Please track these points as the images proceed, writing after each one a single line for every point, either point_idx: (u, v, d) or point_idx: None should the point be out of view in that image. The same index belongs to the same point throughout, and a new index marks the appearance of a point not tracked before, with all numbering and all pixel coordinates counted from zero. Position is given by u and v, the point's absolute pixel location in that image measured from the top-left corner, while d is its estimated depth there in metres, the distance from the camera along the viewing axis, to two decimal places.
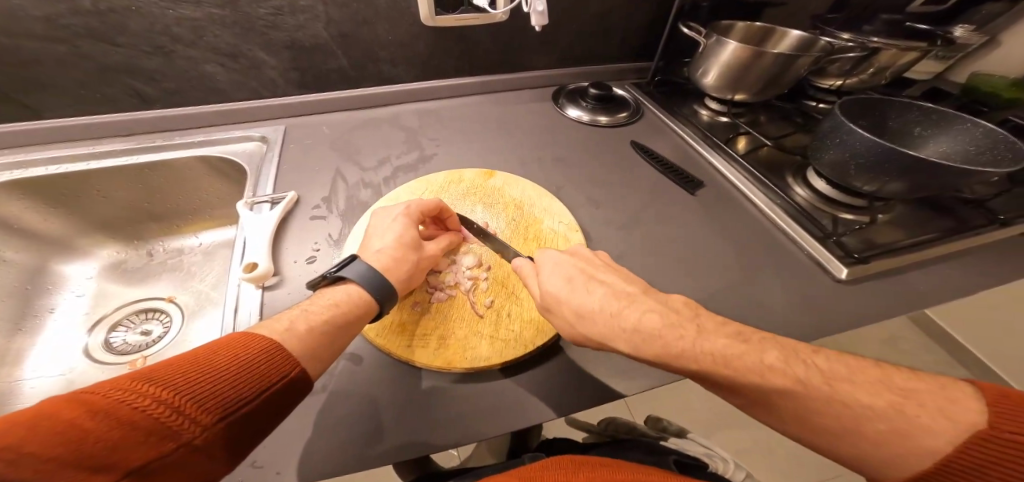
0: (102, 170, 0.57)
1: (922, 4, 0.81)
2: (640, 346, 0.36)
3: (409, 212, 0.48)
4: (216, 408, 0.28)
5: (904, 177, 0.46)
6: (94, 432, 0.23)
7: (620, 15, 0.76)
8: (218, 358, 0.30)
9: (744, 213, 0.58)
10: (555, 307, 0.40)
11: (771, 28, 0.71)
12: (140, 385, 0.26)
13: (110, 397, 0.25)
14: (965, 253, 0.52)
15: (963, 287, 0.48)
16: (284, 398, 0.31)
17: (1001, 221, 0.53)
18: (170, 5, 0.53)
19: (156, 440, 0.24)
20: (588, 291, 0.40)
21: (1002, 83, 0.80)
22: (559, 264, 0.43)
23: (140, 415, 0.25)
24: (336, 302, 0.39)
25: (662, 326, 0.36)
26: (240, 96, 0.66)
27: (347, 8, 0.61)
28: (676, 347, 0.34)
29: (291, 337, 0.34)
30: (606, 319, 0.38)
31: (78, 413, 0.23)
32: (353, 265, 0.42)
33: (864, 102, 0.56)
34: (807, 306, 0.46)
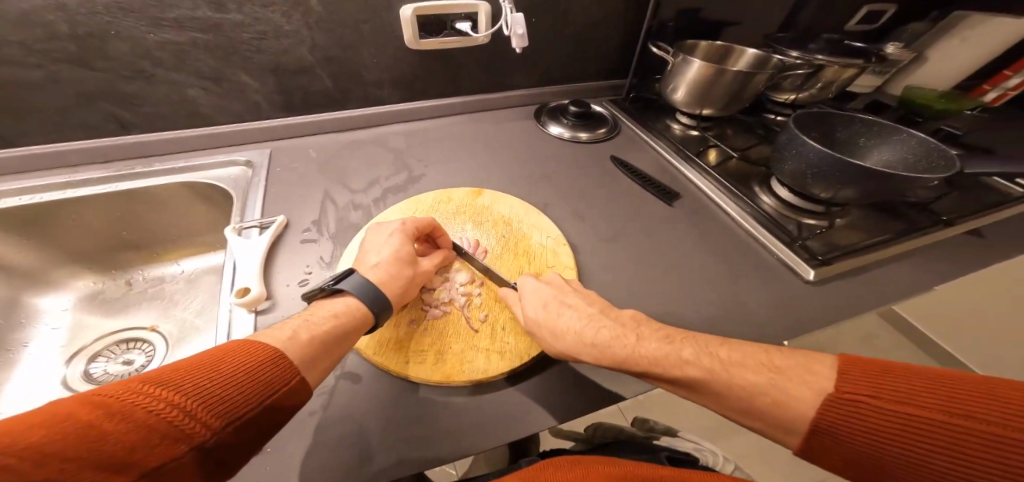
0: (80, 199, 0.55)
1: (856, 24, 0.91)
2: (601, 356, 0.41)
3: (405, 228, 0.49)
4: (225, 413, 0.28)
5: (855, 183, 0.51)
6: (110, 435, 0.23)
7: (595, 38, 0.81)
8: (225, 362, 0.30)
9: (719, 222, 0.61)
10: (536, 332, 0.43)
11: (729, 48, 0.76)
12: (153, 389, 0.26)
13: (125, 401, 0.25)
14: (916, 252, 0.57)
15: (916, 283, 0.53)
16: (287, 405, 0.32)
17: (944, 221, 0.59)
18: (152, 30, 0.54)
19: (168, 443, 0.25)
20: (559, 312, 0.43)
21: (933, 96, 0.89)
22: (533, 289, 0.47)
23: (154, 418, 0.25)
24: (336, 313, 0.39)
25: (609, 337, 0.41)
26: (223, 119, 0.66)
27: (332, 33, 0.63)
28: (622, 353, 0.40)
29: (296, 346, 0.35)
30: (575, 338, 0.42)
31: (94, 416, 0.23)
32: (349, 278, 0.43)
33: (813, 115, 0.61)
34: (781, 307, 0.50)
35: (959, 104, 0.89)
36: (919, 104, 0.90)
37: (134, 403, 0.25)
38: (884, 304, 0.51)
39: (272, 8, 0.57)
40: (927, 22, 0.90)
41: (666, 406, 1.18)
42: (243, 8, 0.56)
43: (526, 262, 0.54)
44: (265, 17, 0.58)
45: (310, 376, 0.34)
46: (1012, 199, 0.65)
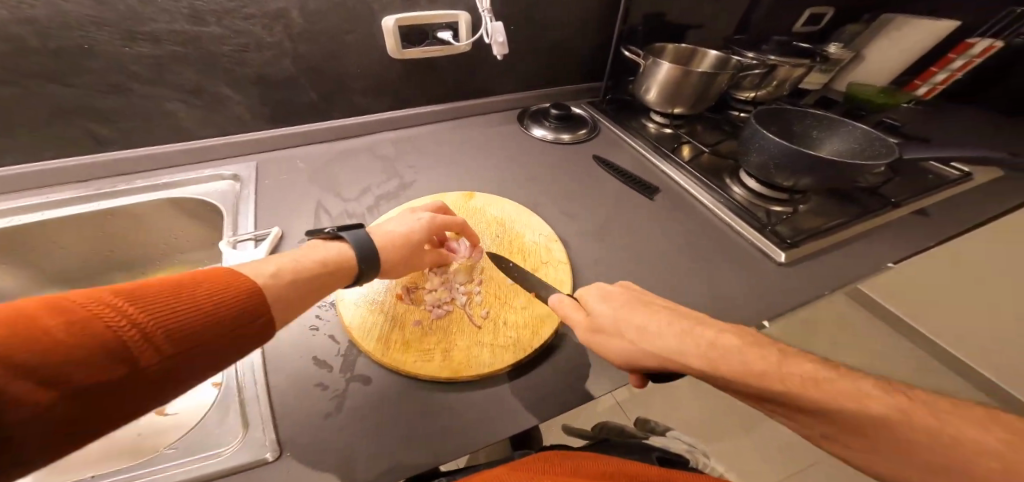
0: (61, 219, 0.53)
1: (802, 26, 1.00)
2: (716, 363, 0.34)
3: (433, 220, 0.51)
4: (184, 340, 0.26)
5: (812, 172, 0.56)
6: (60, 344, 0.21)
7: (570, 44, 0.85)
8: (200, 288, 0.29)
9: (697, 213, 0.66)
10: (614, 329, 0.41)
11: (693, 50, 0.82)
12: (117, 301, 0.25)
13: (88, 311, 0.24)
14: (873, 232, 0.63)
15: (876, 259, 0.59)
16: (250, 342, 0.31)
17: (893, 204, 0.66)
18: (127, 44, 0.53)
19: (117, 363, 0.23)
20: (654, 314, 0.40)
21: (874, 91, 0.99)
22: (612, 292, 0.44)
23: (111, 333, 0.24)
24: (327, 259, 0.41)
25: (744, 345, 0.35)
26: (205, 133, 0.65)
27: (315, 44, 0.64)
28: (758, 367, 0.33)
29: (276, 283, 0.35)
30: (676, 334, 0.38)
31: (52, 321, 0.22)
32: (355, 229, 0.45)
33: (770, 112, 0.67)
34: (759, 289, 0.54)
35: (895, 98, 0.99)
36: (862, 98, 0.99)
37: (95, 314, 0.24)
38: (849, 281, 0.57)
39: (252, 20, 0.57)
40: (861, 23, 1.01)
41: (659, 398, 1.25)
42: (222, 21, 0.56)
43: (521, 260, 0.56)
44: (245, 29, 0.58)
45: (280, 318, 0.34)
46: (951, 180, 0.73)
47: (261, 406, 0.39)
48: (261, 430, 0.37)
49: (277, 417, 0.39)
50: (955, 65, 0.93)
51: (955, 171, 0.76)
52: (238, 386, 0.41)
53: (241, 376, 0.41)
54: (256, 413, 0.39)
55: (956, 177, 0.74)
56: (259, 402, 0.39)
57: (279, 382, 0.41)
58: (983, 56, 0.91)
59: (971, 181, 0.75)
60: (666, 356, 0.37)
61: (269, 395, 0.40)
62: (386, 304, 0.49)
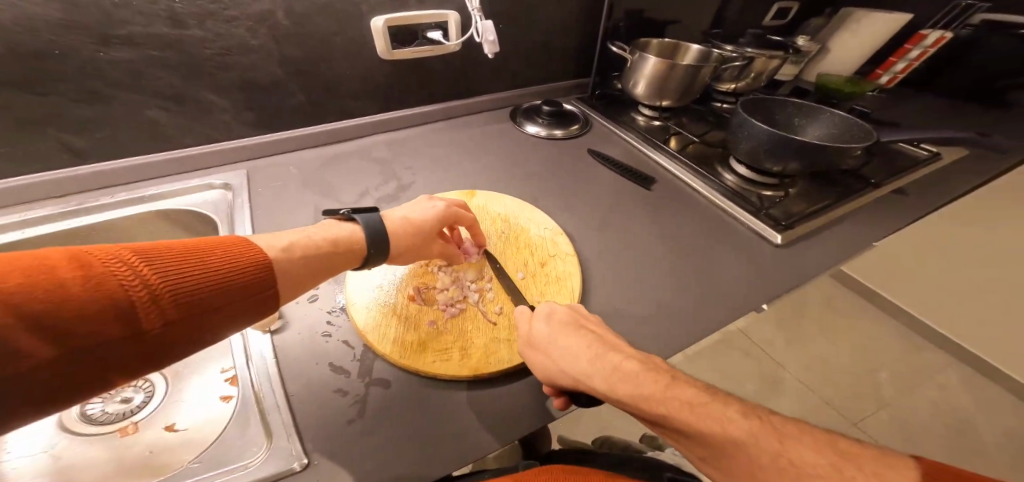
0: (41, 237, 0.51)
1: (771, 19, 1.06)
2: (617, 387, 0.37)
3: (448, 210, 0.51)
4: (189, 306, 0.27)
5: (799, 157, 0.60)
6: (74, 297, 0.22)
7: (557, 42, 0.86)
8: (212, 256, 0.30)
9: (692, 200, 0.69)
10: (542, 349, 0.42)
11: (677, 44, 0.85)
12: (133, 260, 0.26)
13: (105, 267, 0.24)
14: (857, 211, 0.67)
15: (862, 237, 0.63)
16: (254, 311, 0.31)
17: (873, 184, 0.70)
18: (102, 49, 0.50)
19: (124, 321, 0.24)
20: (576, 334, 0.42)
21: (841, 80, 1.03)
22: (556, 312, 0.45)
23: (124, 291, 0.24)
24: (338, 239, 0.41)
25: (640, 369, 0.37)
26: (190, 142, 0.62)
27: (302, 47, 0.62)
28: (649, 390, 0.35)
29: (286, 258, 0.35)
30: (591, 357, 0.40)
31: (70, 275, 0.22)
32: (368, 212, 0.45)
33: (754, 101, 0.71)
34: (759, 272, 0.57)
35: (860, 87, 1.03)
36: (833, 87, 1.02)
37: (111, 270, 0.24)
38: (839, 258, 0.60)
39: (235, 23, 0.56)
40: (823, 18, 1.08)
41: None
42: (204, 24, 0.54)
43: (529, 254, 0.57)
44: (228, 33, 0.56)
45: (286, 293, 0.35)
46: (922, 160, 0.78)
47: (283, 415, 0.38)
48: (286, 438, 0.37)
49: (301, 425, 0.38)
50: (913, 54, 1.00)
51: (925, 151, 0.81)
52: (255, 396, 0.40)
53: (258, 386, 0.40)
54: (278, 421, 0.38)
55: (927, 156, 0.79)
56: (280, 410, 0.38)
57: (297, 390, 0.41)
58: (936, 46, 0.99)
59: (940, 160, 0.80)
60: (581, 378, 0.39)
61: (289, 404, 0.39)
62: (399, 305, 0.49)
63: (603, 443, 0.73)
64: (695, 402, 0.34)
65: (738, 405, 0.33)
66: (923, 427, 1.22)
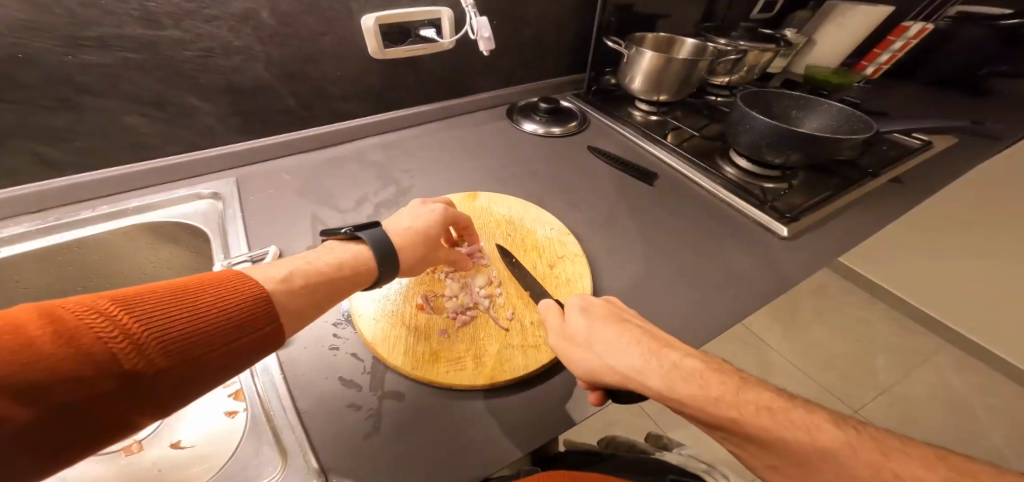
0: (18, 255, 0.48)
1: (758, 12, 1.07)
2: (676, 386, 0.33)
3: (447, 212, 0.50)
4: (181, 352, 0.25)
5: (801, 148, 0.60)
6: (48, 355, 0.20)
7: (551, 38, 0.85)
8: (203, 296, 0.28)
9: (695, 195, 0.69)
10: (593, 341, 0.40)
11: (672, 38, 0.84)
12: (113, 310, 0.24)
13: (80, 319, 0.22)
14: (857, 201, 0.68)
15: (863, 226, 0.64)
16: (256, 348, 0.29)
17: (871, 174, 0.71)
18: (70, 52, 0.46)
19: (109, 376, 0.22)
20: (626, 329, 0.40)
21: (828, 72, 1.03)
22: (592, 307, 0.44)
23: (103, 344, 0.22)
24: (342, 263, 0.39)
25: (706, 369, 0.34)
26: (173, 150, 0.59)
27: (289, 47, 0.59)
28: (717, 391, 0.32)
29: (286, 290, 0.33)
30: (644, 353, 0.37)
31: (39, 332, 0.20)
32: (371, 228, 0.42)
33: (753, 95, 0.71)
34: (768, 265, 0.57)
35: (848, 79, 1.03)
36: (819, 78, 1.03)
37: (88, 323, 0.22)
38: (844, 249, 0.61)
39: (216, 22, 0.52)
40: (808, 11, 1.09)
41: None
42: (182, 23, 0.50)
43: (537, 256, 0.56)
44: (209, 33, 0.52)
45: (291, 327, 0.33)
46: (914, 150, 0.79)
47: (297, 433, 0.37)
48: (301, 457, 0.35)
49: (317, 442, 0.36)
50: (896, 46, 1.02)
51: (916, 140, 0.83)
52: (265, 413, 0.38)
53: (268, 402, 0.39)
54: (292, 440, 0.36)
55: (918, 145, 0.81)
56: (292, 427, 0.37)
57: (309, 407, 0.39)
58: (918, 38, 0.99)
59: (931, 148, 0.82)
60: (630, 375, 0.36)
61: (302, 420, 0.38)
62: (407, 315, 0.47)
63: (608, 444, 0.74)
64: (787, 407, 0.31)
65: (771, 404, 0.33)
66: (914, 407, 1.26)
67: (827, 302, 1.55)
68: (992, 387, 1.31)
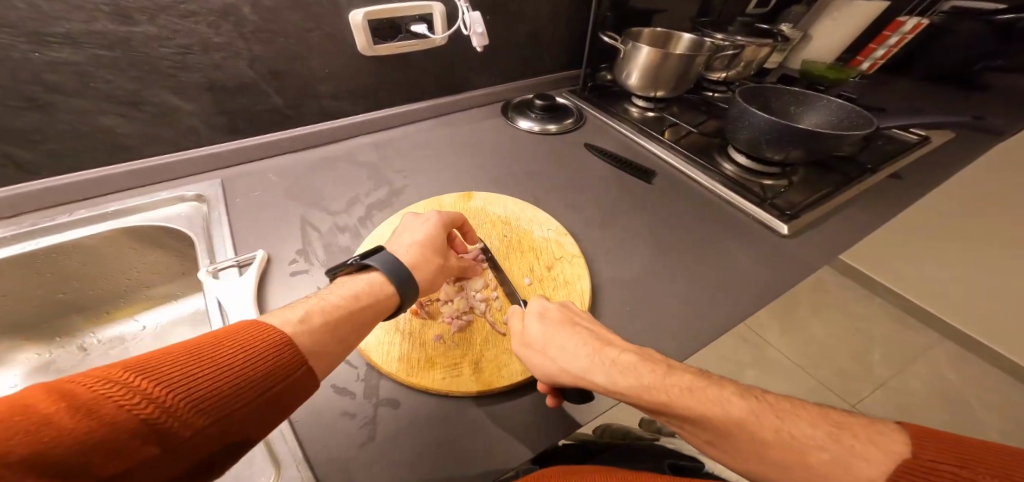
0: None
1: (754, 8, 1.07)
2: (617, 380, 0.35)
3: (440, 219, 0.48)
4: (208, 412, 0.25)
5: (802, 145, 0.59)
6: (73, 430, 0.20)
7: (546, 34, 0.83)
8: (222, 351, 0.27)
9: (694, 192, 0.68)
10: (537, 345, 0.40)
11: (669, 33, 0.83)
12: (132, 377, 0.24)
13: (95, 391, 0.22)
14: (857, 197, 0.68)
15: (863, 222, 0.63)
16: (286, 398, 0.29)
17: (870, 169, 0.70)
18: (36, 49, 0.43)
19: (140, 444, 0.22)
20: (572, 329, 0.41)
21: (823, 67, 1.03)
22: (549, 312, 0.43)
23: (127, 414, 0.22)
24: (358, 294, 0.38)
25: (639, 360, 0.36)
26: (155, 150, 0.56)
27: (273, 44, 0.57)
28: (649, 377, 0.34)
29: (308, 330, 0.33)
30: (590, 352, 0.38)
31: (59, 410, 0.20)
32: (378, 254, 0.42)
33: (752, 91, 0.71)
34: (769, 264, 0.56)
35: (845, 74, 1.02)
36: (815, 74, 1.02)
37: (108, 394, 0.22)
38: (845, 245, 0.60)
39: (194, 18, 0.50)
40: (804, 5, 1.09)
41: None
42: (157, 19, 0.48)
43: (534, 258, 0.54)
44: (186, 29, 0.50)
45: (319, 366, 0.32)
46: (912, 145, 0.79)
47: (290, 443, 0.35)
48: (294, 466, 0.34)
49: (311, 451, 0.35)
50: (891, 41, 1.01)
51: (914, 135, 0.82)
52: None
53: None
54: (285, 450, 0.35)
55: (916, 140, 0.81)
56: (284, 437, 0.36)
57: (302, 416, 0.38)
58: (914, 32, 0.99)
59: (929, 143, 0.81)
60: (580, 376, 0.37)
61: (294, 429, 0.36)
62: (403, 321, 0.46)
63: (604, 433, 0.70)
64: (703, 385, 0.32)
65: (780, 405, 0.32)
66: (908, 400, 1.27)
67: (823, 297, 1.56)
68: (984, 379, 1.32)
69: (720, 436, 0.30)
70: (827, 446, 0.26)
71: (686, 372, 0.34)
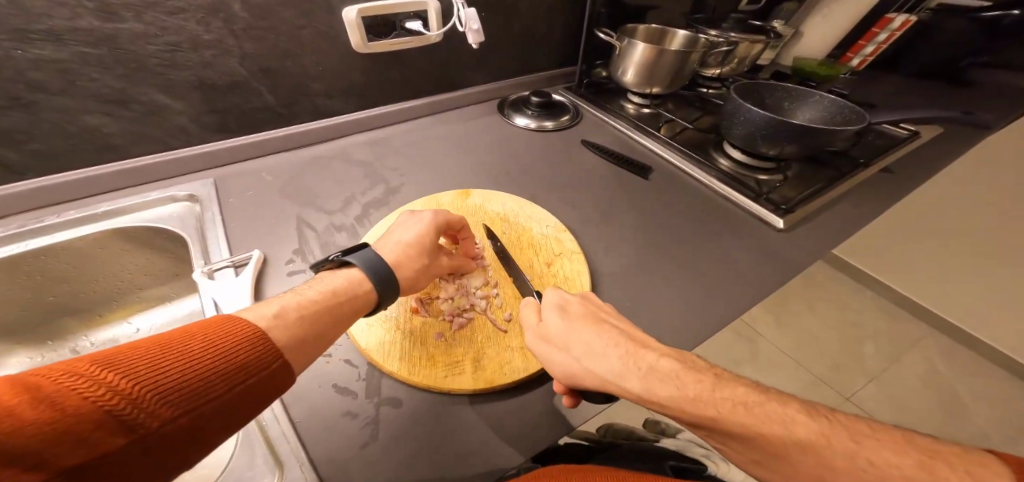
0: None
1: (747, 5, 1.08)
2: (653, 388, 0.34)
3: (437, 219, 0.48)
4: (179, 404, 0.24)
5: (796, 141, 0.60)
6: (38, 420, 0.19)
7: (543, 30, 0.83)
8: (191, 346, 0.26)
9: (689, 187, 0.69)
10: (566, 343, 0.39)
11: (663, 30, 0.83)
12: (95, 370, 0.22)
13: (60, 383, 0.21)
14: (851, 192, 0.69)
15: (857, 217, 0.64)
16: (259, 391, 0.28)
17: (863, 164, 0.71)
18: (19, 46, 0.42)
19: (106, 434, 0.21)
20: (601, 329, 0.40)
21: (815, 64, 1.04)
22: (571, 306, 0.43)
23: (92, 405, 0.21)
24: (336, 290, 0.38)
25: (683, 369, 0.35)
26: (144, 150, 0.55)
27: (264, 42, 0.56)
28: (694, 389, 0.33)
29: (280, 324, 0.32)
30: (623, 356, 0.37)
31: (19, 400, 0.19)
32: (360, 251, 0.42)
33: (745, 86, 0.71)
34: (767, 258, 0.57)
35: (837, 70, 1.04)
36: (807, 70, 1.04)
37: (71, 387, 0.21)
38: (840, 240, 0.61)
39: (182, 15, 0.48)
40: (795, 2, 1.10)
41: None
42: (144, 16, 0.47)
43: (533, 254, 0.54)
44: (175, 26, 0.49)
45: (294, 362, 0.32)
46: (903, 139, 0.80)
47: (292, 444, 0.35)
48: (298, 467, 0.34)
49: (314, 452, 0.35)
50: (880, 38, 1.03)
51: (905, 130, 0.83)
52: (257, 423, 0.37)
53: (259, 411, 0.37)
54: (288, 451, 0.35)
55: (907, 134, 0.82)
56: (286, 438, 0.35)
57: (302, 417, 0.37)
58: (902, 29, 1.00)
59: (919, 138, 0.82)
60: (608, 378, 0.36)
61: (296, 430, 0.36)
62: (402, 319, 0.45)
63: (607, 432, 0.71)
64: (767, 401, 0.32)
65: (796, 405, 0.32)
66: (901, 391, 1.29)
67: (816, 291, 1.58)
68: (974, 369, 1.35)
69: (774, 455, 0.29)
70: (910, 475, 0.26)
71: (740, 387, 0.33)
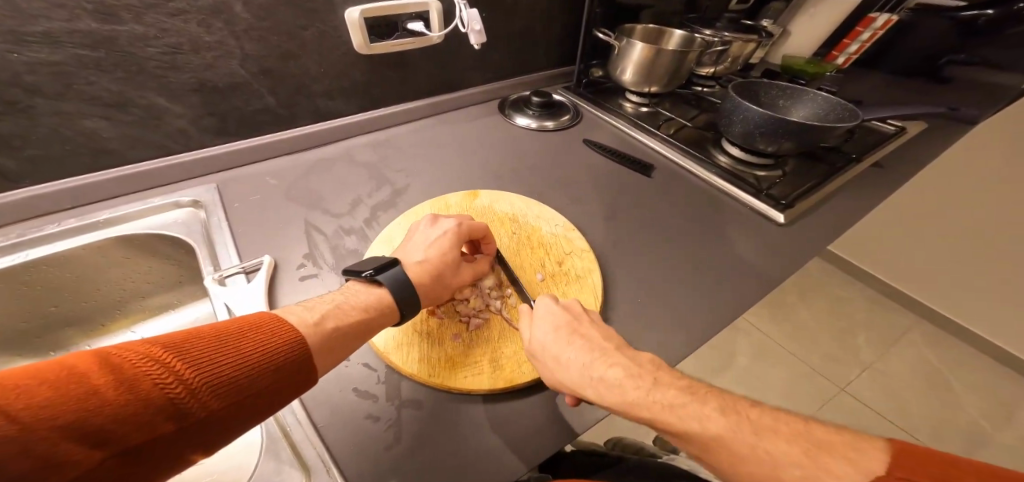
0: None
1: (737, 4, 1.11)
2: (606, 399, 0.36)
3: (458, 230, 0.48)
4: (226, 396, 0.26)
5: (792, 138, 0.62)
6: (112, 403, 0.21)
7: (542, 28, 0.83)
8: (243, 340, 0.28)
9: (690, 183, 0.70)
10: (531, 356, 0.42)
11: (661, 30, 0.85)
12: (164, 355, 0.25)
13: (136, 366, 0.23)
14: (845, 186, 0.71)
15: (852, 211, 0.67)
16: (293, 391, 0.30)
17: (854, 159, 0.74)
18: (15, 49, 0.41)
19: (162, 420, 0.23)
20: (569, 340, 0.40)
21: (802, 62, 1.08)
22: (553, 313, 0.43)
23: (158, 389, 0.23)
24: (367, 305, 0.39)
25: (626, 377, 0.36)
26: (145, 154, 0.54)
27: (266, 43, 0.55)
28: (633, 395, 0.35)
29: (320, 333, 0.33)
30: (579, 367, 0.38)
31: (102, 381, 0.21)
32: (389, 270, 0.41)
33: (741, 84, 0.73)
34: (770, 253, 0.59)
35: (823, 68, 1.07)
36: (795, 68, 1.07)
37: (144, 370, 0.23)
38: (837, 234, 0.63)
39: (183, 16, 0.47)
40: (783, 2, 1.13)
41: None
42: (144, 17, 0.45)
43: (544, 253, 0.55)
44: (176, 28, 0.48)
45: (324, 367, 0.33)
46: (891, 135, 0.83)
47: (317, 449, 0.35)
48: (324, 472, 0.34)
49: (339, 457, 0.35)
50: (863, 36, 1.06)
51: (891, 126, 0.87)
52: (280, 429, 0.36)
53: (281, 416, 0.37)
54: (313, 457, 0.34)
55: (894, 130, 0.85)
56: (312, 444, 0.35)
57: (324, 420, 0.37)
58: (884, 29, 1.05)
59: (905, 133, 0.86)
60: (571, 388, 0.38)
61: (321, 435, 0.36)
62: (418, 321, 0.45)
63: (614, 446, 0.76)
64: None
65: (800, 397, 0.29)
66: (891, 381, 1.34)
67: (805, 285, 1.63)
68: (959, 356, 1.41)
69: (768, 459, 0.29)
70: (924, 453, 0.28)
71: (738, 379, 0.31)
